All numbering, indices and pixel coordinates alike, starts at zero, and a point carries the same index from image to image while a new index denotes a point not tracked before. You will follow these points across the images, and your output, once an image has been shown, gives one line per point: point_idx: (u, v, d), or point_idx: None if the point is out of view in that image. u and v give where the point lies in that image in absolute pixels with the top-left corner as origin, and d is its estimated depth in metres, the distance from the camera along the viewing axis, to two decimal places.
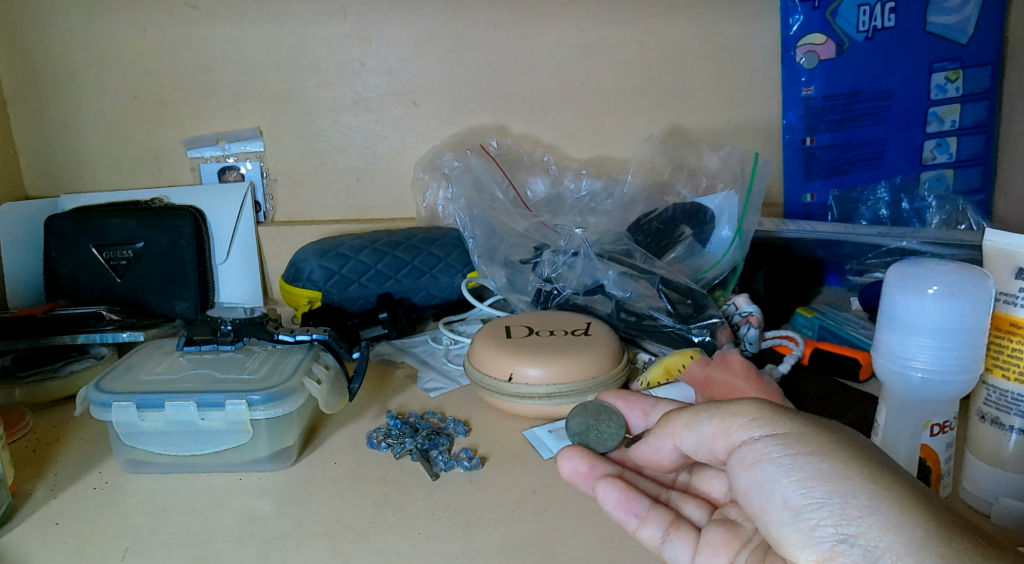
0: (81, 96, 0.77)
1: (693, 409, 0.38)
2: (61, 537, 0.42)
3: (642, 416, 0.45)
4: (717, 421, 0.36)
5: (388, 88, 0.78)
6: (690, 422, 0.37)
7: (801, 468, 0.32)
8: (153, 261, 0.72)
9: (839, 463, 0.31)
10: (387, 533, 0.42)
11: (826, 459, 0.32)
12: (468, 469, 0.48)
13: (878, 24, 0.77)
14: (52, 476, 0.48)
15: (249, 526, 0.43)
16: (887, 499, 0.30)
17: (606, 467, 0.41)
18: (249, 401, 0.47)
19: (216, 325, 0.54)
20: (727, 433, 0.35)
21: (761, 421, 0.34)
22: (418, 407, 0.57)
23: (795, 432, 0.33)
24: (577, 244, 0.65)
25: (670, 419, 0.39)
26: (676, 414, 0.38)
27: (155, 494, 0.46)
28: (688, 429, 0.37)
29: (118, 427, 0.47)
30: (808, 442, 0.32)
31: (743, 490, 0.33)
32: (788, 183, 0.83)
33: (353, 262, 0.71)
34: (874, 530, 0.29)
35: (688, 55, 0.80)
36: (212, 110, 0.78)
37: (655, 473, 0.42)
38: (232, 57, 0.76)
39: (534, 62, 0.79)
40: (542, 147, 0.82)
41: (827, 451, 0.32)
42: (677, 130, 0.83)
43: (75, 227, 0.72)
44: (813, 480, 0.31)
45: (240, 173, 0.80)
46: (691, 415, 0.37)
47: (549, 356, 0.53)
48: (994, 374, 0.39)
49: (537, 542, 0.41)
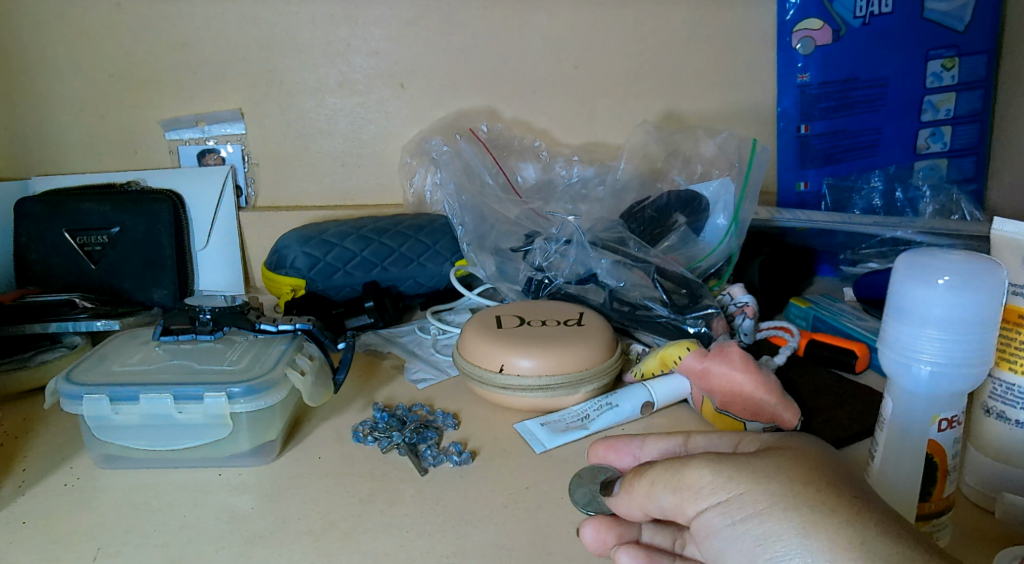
0: (52, 73, 0.74)
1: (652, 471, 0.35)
2: (27, 536, 0.40)
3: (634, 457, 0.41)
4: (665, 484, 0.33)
5: (375, 70, 0.76)
6: (651, 495, 0.34)
7: (749, 537, 0.30)
8: (129, 246, 0.69)
9: (791, 520, 0.30)
10: (375, 532, 0.40)
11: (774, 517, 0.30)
12: (458, 464, 0.46)
13: (876, 9, 0.76)
14: (20, 471, 0.46)
15: (229, 524, 0.41)
16: (844, 537, 0.29)
17: (626, 533, 0.37)
18: (229, 393, 0.45)
19: (194, 315, 0.51)
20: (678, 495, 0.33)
21: (714, 480, 0.32)
22: (406, 400, 0.55)
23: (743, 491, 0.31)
24: (569, 233, 0.63)
25: (634, 481, 0.35)
26: (635, 479, 0.35)
27: (130, 490, 0.44)
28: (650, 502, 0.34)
29: (91, 421, 0.45)
30: (753, 499, 0.31)
31: (709, 561, 0.32)
32: (783, 171, 0.81)
33: (338, 249, 0.68)
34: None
35: (684, 39, 0.78)
36: (191, 90, 0.75)
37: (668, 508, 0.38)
38: (212, 34, 0.73)
39: (526, 44, 0.77)
40: (533, 132, 0.80)
41: (774, 507, 0.30)
42: (671, 116, 0.81)
43: (46, 211, 0.69)
44: (760, 547, 0.30)
45: (221, 156, 0.77)
46: (648, 482, 0.34)
47: (541, 348, 0.51)
48: (1001, 368, 0.38)
49: (530, 541, 0.39)
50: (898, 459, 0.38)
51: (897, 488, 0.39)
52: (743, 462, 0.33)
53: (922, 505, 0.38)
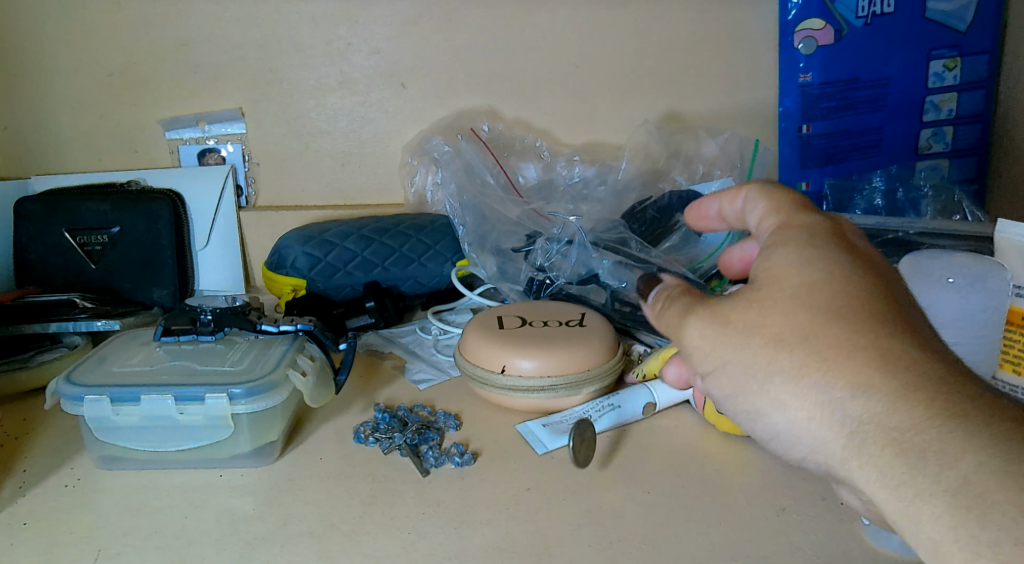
0: (51, 72, 0.74)
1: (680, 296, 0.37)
2: (28, 538, 0.40)
3: (743, 201, 0.38)
4: (671, 319, 0.36)
5: (375, 69, 0.76)
6: (662, 316, 0.37)
7: (781, 375, 0.31)
8: (130, 246, 0.69)
9: (807, 353, 0.30)
10: (376, 533, 0.40)
11: (768, 383, 0.31)
12: (459, 465, 0.46)
13: (877, 9, 0.76)
14: (20, 473, 0.46)
15: (231, 525, 0.41)
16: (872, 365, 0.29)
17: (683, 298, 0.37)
18: (229, 395, 0.45)
19: (195, 315, 0.51)
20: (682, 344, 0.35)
21: (704, 341, 0.33)
22: (407, 400, 0.55)
23: (739, 351, 0.32)
24: (571, 233, 0.63)
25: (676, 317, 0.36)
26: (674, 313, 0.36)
27: (130, 492, 0.44)
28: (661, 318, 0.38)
29: (92, 422, 0.45)
30: (770, 330, 0.31)
31: (738, 387, 0.32)
32: (784, 171, 0.81)
33: (338, 249, 0.68)
34: (811, 448, 0.30)
35: (685, 39, 0.77)
36: (191, 89, 0.75)
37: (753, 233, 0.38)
38: (212, 34, 0.73)
39: (527, 43, 0.76)
40: (534, 131, 0.80)
41: (769, 365, 0.31)
42: (673, 115, 0.80)
43: (46, 210, 0.69)
44: (756, 408, 0.32)
45: (221, 155, 0.77)
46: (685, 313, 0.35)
47: (542, 349, 0.51)
48: (1005, 370, 0.40)
49: (532, 542, 0.39)
50: None
51: None
52: (743, 323, 0.32)
53: None
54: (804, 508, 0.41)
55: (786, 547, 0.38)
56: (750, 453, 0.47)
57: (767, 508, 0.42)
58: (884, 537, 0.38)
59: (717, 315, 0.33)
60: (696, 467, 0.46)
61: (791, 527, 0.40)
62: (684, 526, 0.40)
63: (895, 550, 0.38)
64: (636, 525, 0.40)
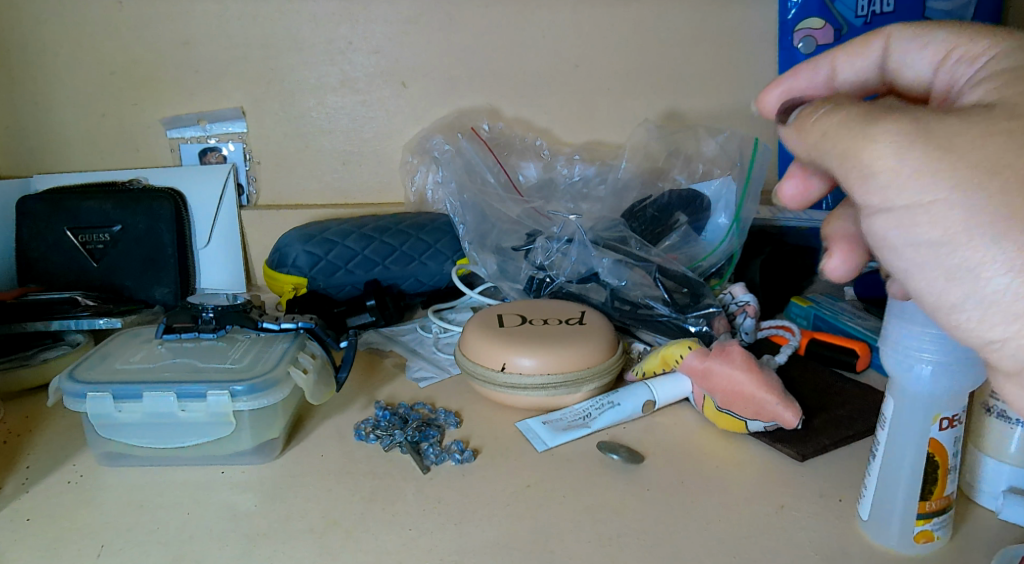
0: (53, 70, 0.74)
1: (858, 107, 0.26)
2: (32, 533, 0.40)
3: (881, 51, 0.31)
4: (845, 139, 0.26)
5: (376, 68, 0.76)
6: (821, 150, 0.27)
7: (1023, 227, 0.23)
8: (131, 245, 0.69)
9: None
10: (377, 529, 0.40)
11: (1006, 240, 0.23)
12: (460, 462, 0.46)
13: (877, 9, 0.76)
14: (23, 469, 0.46)
15: (232, 521, 0.41)
16: None
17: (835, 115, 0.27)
18: (231, 392, 0.45)
19: (197, 313, 0.51)
20: (861, 178, 0.26)
21: (910, 163, 0.24)
22: (408, 398, 0.55)
23: (970, 190, 0.23)
24: (571, 231, 0.63)
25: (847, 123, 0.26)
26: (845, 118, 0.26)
27: (133, 488, 0.44)
28: (817, 156, 0.27)
29: (95, 419, 0.45)
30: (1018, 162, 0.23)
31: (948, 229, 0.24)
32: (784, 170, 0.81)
33: (339, 247, 0.69)
34: None
35: (685, 38, 0.78)
36: (192, 88, 0.75)
37: (915, 76, 0.30)
38: (213, 33, 0.73)
39: (528, 42, 0.77)
40: (534, 130, 0.80)
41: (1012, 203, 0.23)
42: (673, 115, 0.81)
43: (48, 209, 0.69)
44: (964, 266, 0.24)
45: (222, 154, 0.77)
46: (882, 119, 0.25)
47: (543, 347, 0.51)
48: None
49: (532, 538, 0.40)
50: (900, 462, 0.37)
51: (899, 489, 0.38)
52: (973, 149, 0.24)
53: (922, 504, 0.37)
54: (802, 506, 0.42)
55: (784, 544, 0.39)
56: (749, 451, 0.47)
57: (765, 505, 0.42)
58: (883, 533, 0.38)
59: (933, 137, 0.24)
60: (695, 464, 0.46)
61: (790, 523, 0.40)
62: (683, 522, 0.41)
63: (893, 546, 0.38)
64: (636, 522, 0.41)
